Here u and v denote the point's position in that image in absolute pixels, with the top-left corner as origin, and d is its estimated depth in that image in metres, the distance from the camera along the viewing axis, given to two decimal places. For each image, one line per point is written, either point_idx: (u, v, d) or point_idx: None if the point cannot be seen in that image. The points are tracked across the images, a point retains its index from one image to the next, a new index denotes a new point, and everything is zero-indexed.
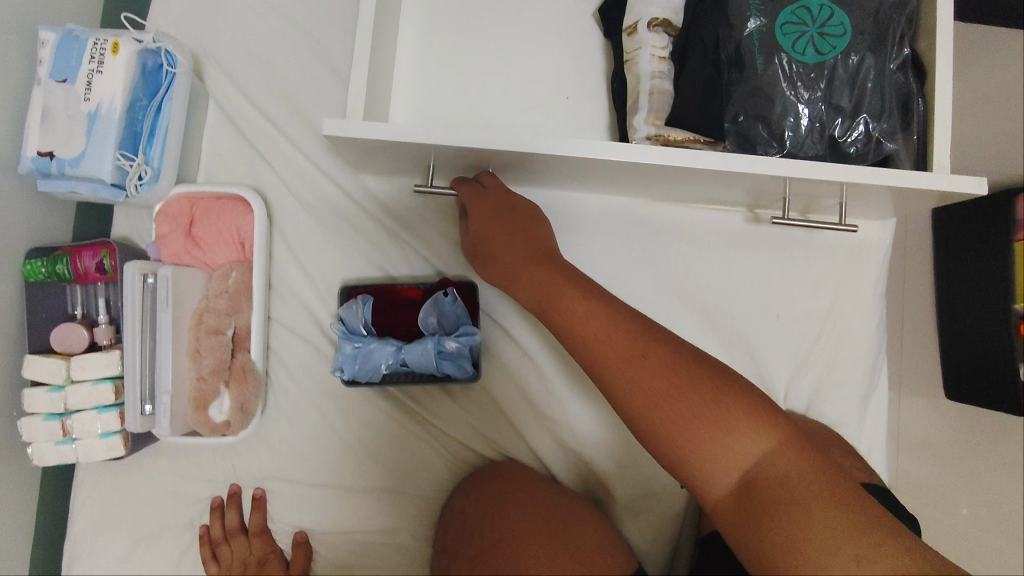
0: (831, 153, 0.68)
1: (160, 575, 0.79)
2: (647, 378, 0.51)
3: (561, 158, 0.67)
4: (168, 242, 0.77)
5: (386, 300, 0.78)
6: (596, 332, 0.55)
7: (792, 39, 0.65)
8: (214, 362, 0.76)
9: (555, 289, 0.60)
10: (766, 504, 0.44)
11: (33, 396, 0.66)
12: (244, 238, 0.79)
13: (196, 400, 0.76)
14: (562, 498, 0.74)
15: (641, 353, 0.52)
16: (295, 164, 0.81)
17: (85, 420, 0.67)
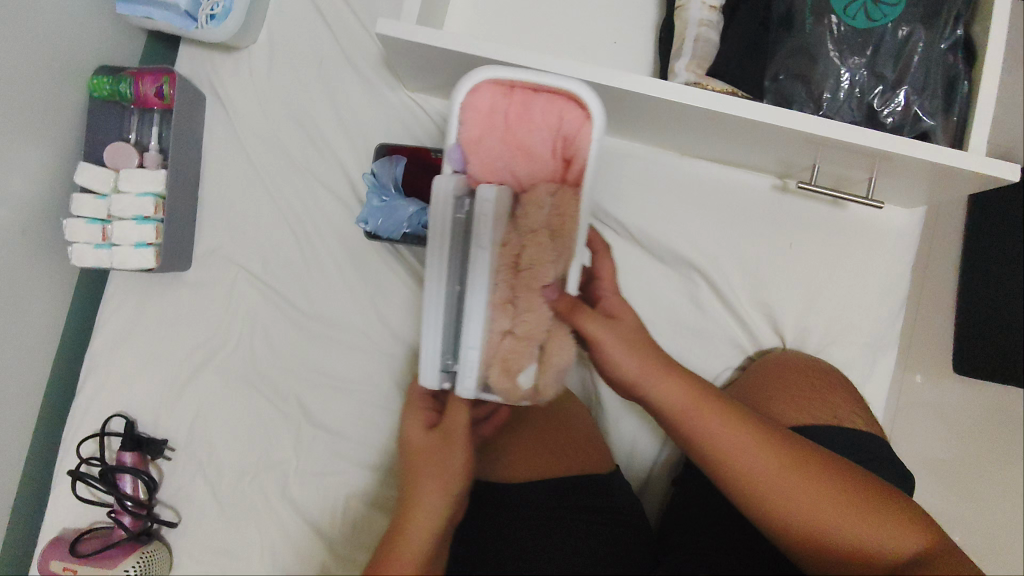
0: (866, 123, 0.67)
1: (153, 402, 0.80)
2: (772, 471, 0.52)
3: (602, 91, 0.68)
4: (478, 150, 0.57)
5: (415, 165, 0.75)
6: (707, 421, 0.54)
7: (845, 2, 0.64)
8: (537, 320, 0.54)
9: (656, 373, 0.56)
10: None
11: (80, 199, 0.73)
12: (575, 150, 0.57)
13: (497, 363, 0.54)
14: (551, 392, 0.76)
15: (745, 432, 0.54)
16: (350, 26, 0.80)
17: (125, 228, 0.73)
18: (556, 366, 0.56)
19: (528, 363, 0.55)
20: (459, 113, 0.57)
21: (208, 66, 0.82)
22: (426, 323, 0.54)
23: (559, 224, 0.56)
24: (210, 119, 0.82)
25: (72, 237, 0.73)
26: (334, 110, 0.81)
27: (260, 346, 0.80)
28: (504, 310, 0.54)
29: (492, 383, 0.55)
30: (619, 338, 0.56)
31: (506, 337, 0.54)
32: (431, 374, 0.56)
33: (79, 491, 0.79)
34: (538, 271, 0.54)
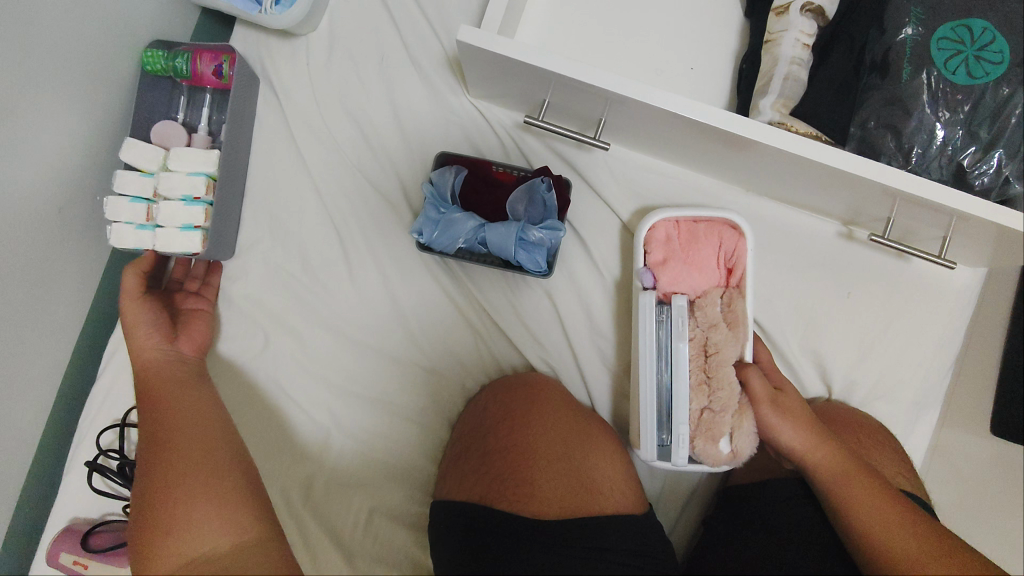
0: (953, 182, 0.65)
1: None
2: (896, 528, 0.58)
3: (683, 125, 0.64)
4: (665, 269, 0.72)
5: (477, 178, 0.72)
6: (835, 475, 0.62)
7: (945, 56, 0.62)
8: (729, 394, 0.67)
9: (800, 427, 0.65)
10: None
11: (125, 176, 0.69)
12: (736, 262, 0.72)
13: (702, 433, 0.67)
14: (586, 423, 0.72)
15: (888, 506, 0.59)
16: (417, 25, 0.77)
17: (172, 209, 0.69)
18: (744, 429, 0.66)
19: (725, 428, 0.66)
20: (643, 245, 0.73)
21: (265, 53, 0.79)
22: (643, 411, 0.68)
23: (734, 316, 0.70)
24: (261, 106, 0.79)
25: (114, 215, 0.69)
26: (393, 110, 0.77)
27: (293, 347, 0.77)
28: (700, 389, 0.69)
29: (697, 450, 0.67)
30: (773, 393, 0.68)
31: (702, 409, 0.68)
32: (650, 450, 0.68)
33: (94, 483, 0.75)
34: (721, 353, 0.69)
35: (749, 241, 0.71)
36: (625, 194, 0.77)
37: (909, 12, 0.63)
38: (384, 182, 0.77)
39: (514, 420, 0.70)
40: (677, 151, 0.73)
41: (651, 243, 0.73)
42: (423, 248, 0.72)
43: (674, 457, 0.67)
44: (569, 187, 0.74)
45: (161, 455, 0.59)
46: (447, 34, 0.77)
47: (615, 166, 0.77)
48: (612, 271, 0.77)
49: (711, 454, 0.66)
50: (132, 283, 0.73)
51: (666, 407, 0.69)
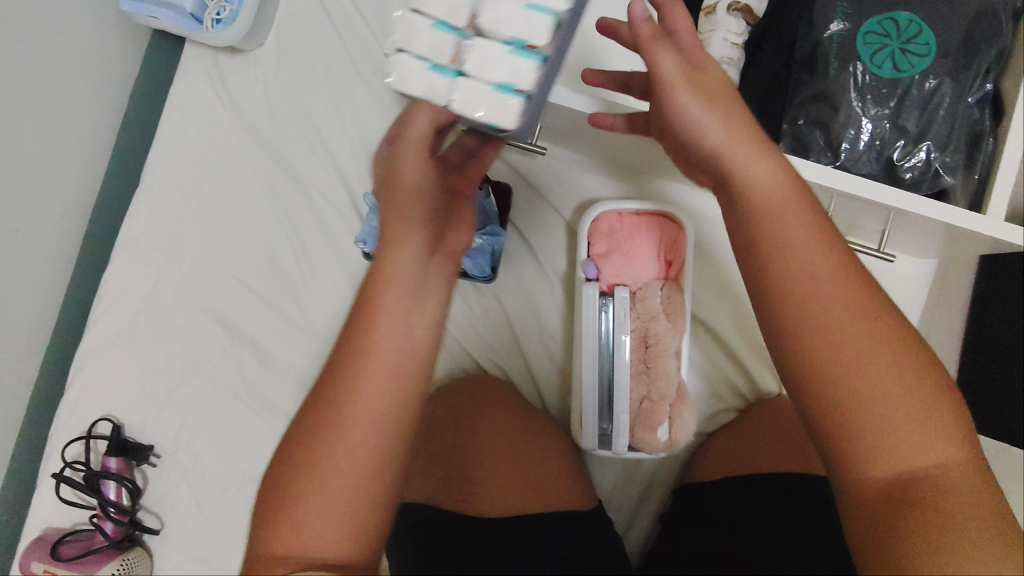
0: (885, 177, 0.65)
1: (135, 408, 0.78)
2: (908, 436, 0.39)
3: (619, 130, 0.66)
4: (608, 261, 0.71)
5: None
6: (860, 319, 0.40)
7: (871, 50, 0.63)
8: (668, 383, 0.69)
9: (814, 234, 0.42)
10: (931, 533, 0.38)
11: (409, 19, 0.41)
12: (676, 255, 0.71)
13: (641, 422, 0.68)
14: (534, 423, 0.74)
15: (915, 423, 0.39)
16: (361, 37, 0.78)
17: (489, 51, 0.41)
18: (685, 417, 0.68)
19: (664, 417, 0.68)
20: (587, 236, 0.72)
21: (215, 71, 0.81)
22: (585, 402, 0.68)
23: (673, 306, 0.70)
24: (213, 120, 0.81)
25: (397, 63, 0.42)
26: (340, 121, 0.79)
27: (249, 356, 0.79)
28: (640, 378, 0.70)
29: (637, 439, 0.68)
30: (773, 185, 0.43)
31: (642, 398, 0.69)
32: (591, 439, 0.68)
33: (63, 493, 0.78)
34: (660, 344, 0.70)
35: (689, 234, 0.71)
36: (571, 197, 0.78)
37: (836, 7, 0.64)
38: (333, 190, 0.79)
39: (470, 423, 0.72)
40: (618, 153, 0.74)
41: (595, 234, 0.72)
42: (370, 258, 0.74)
43: (614, 446, 0.68)
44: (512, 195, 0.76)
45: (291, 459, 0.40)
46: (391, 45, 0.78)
47: (559, 170, 0.78)
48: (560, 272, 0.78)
49: (649, 441, 0.68)
50: (423, 128, 0.41)
51: (606, 399, 0.68)
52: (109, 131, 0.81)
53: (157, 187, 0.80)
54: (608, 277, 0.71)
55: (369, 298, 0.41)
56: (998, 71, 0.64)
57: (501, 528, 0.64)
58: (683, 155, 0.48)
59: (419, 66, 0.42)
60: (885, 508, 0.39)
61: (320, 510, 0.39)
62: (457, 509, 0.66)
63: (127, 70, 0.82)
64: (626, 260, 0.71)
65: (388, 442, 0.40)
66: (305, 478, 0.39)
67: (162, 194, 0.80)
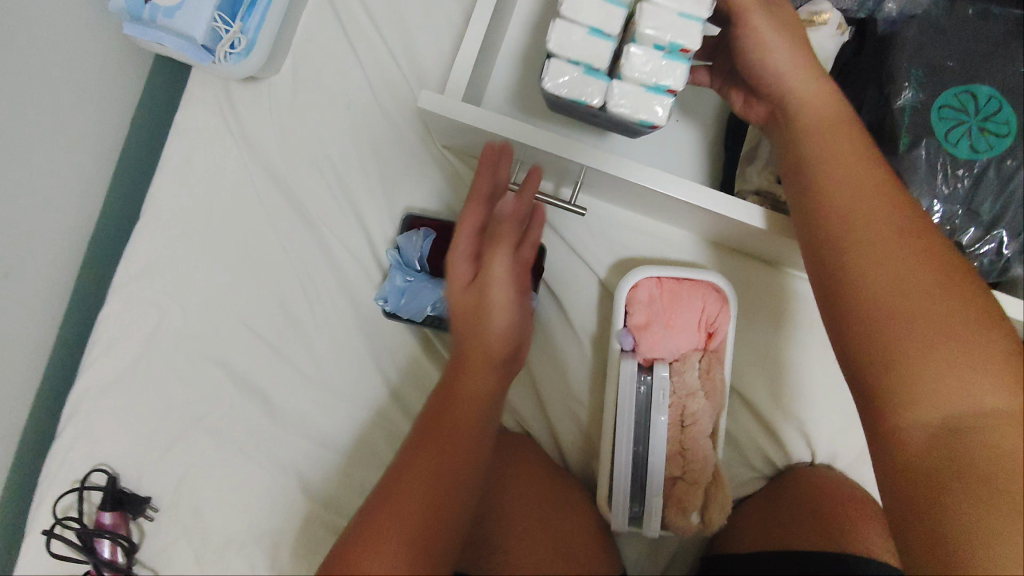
0: None
1: (133, 458, 0.74)
2: (944, 359, 0.38)
3: (669, 199, 0.62)
4: (647, 333, 0.66)
5: (445, 241, 0.70)
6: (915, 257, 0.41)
7: (947, 125, 0.58)
8: (703, 466, 0.65)
9: (864, 173, 0.47)
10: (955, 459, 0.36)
11: (572, 29, 0.50)
12: (717, 327, 0.67)
13: (673, 504, 0.64)
14: (561, 493, 0.69)
15: (967, 362, 0.37)
16: (386, 69, 0.73)
17: (646, 60, 0.51)
18: (723, 505, 0.64)
19: (698, 501, 0.64)
20: (625, 304, 0.67)
21: (227, 98, 0.75)
22: (616, 485, 0.63)
23: (713, 382, 0.66)
24: (221, 151, 0.75)
25: (562, 43, 0.51)
26: (360, 159, 0.73)
27: (257, 408, 0.74)
28: (674, 459, 0.66)
29: (669, 522, 0.64)
30: (836, 125, 0.50)
31: (675, 481, 0.65)
32: (619, 524, 0.64)
33: (53, 546, 0.73)
34: (696, 425, 0.66)
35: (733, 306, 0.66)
36: (602, 254, 0.73)
37: (909, 74, 0.59)
38: (350, 233, 0.74)
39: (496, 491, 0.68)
40: (660, 211, 0.69)
41: (633, 303, 0.67)
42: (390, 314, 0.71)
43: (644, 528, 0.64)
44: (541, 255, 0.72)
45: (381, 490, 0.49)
46: (417, 80, 0.73)
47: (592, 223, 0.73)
48: (590, 330, 0.73)
49: (683, 525, 0.64)
50: (503, 265, 0.56)
51: (639, 479, 0.64)
52: (107, 158, 0.75)
53: (159, 222, 0.75)
54: (644, 351, 0.66)
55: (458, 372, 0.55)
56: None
57: None
58: (748, 92, 0.58)
59: (574, 72, 0.52)
60: (936, 460, 0.37)
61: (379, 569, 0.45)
62: None
63: (128, 93, 0.76)
64: (664, 330, 0.67)
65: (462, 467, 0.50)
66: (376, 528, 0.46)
67: (165, 230, 0.75)
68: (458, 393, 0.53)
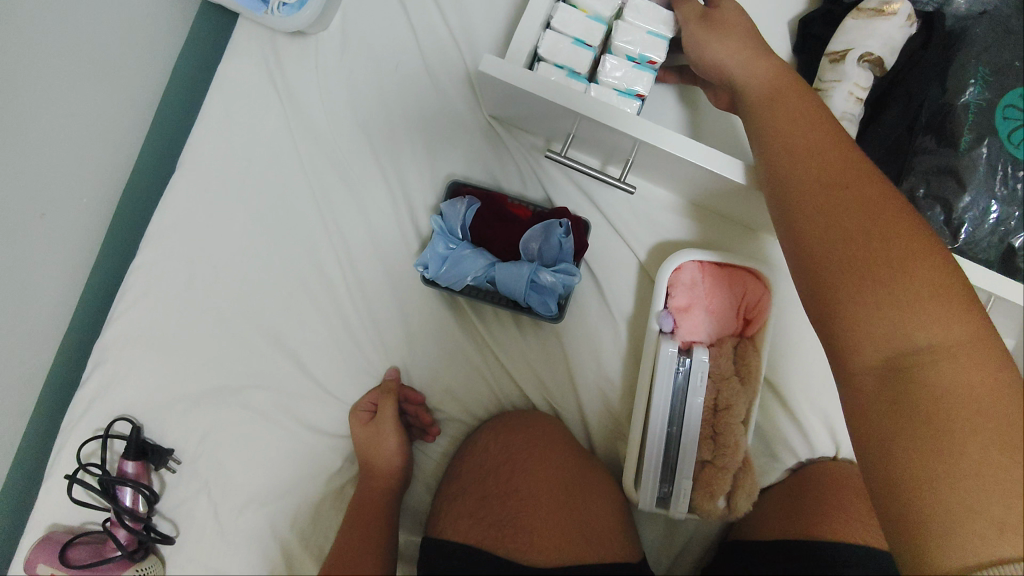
0: (1001, 264, 0.60)
1: (157, 409, 0.73)
2: (874, 303, 0.37)
3: (718, 183, 0.62)
4: (688, 316, 0.67)
5: (490, 211, 0.68)
6: (853, 204, 0.41)
7: (1010, 126, 0.58)
8: (735, 452, 0.64)
9: (796, 126, 0.47)
10: (898, 400, 0.36)
11: (558, 40, 0.60)
12: (756, 314, 0.68)
13: (702, 488, 0.64)
14: (586, 474, 0.68)
15: (899, 305, 0.37)
16: (438, 34, 0.72)
17: (620, 68, 0.60)
18: (750, 489, 0.64)
19: (728, 486, 0.64)
20: (666, 286, 0.67)
21: (273, 53, 0.74)
22: (647, 461, 0.64)
23: (749, 369, 0.66)
24: (263, 106, 0.73)
25: (552, 50, 0.60)
26: (403, 123, 0.72)
27: (286, 368, 0.73)
28: (705, 443, 0.66)
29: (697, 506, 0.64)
30: (781, 92, 0.49)
31: (704, 465, 0.65)
32: (647, 500, 0.64)
33: (72, 491, 0.73)
34: (729, 411, 0.65)
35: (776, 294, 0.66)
36: (641, 235, 0.73)
37: (975, 72, 0.59)
38: (389, 198, 0.73)
39: (513, 465, 0.67)
40: (706, 196, 0.69)
41: (675, 285, 0.68)
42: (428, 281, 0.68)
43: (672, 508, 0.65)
44: (586, 229, 0.70)
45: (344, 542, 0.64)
46: (468, 46, 0.72)
47: (635, 204, 0.73)
48: (626, 312, 0.73)
49: (710, 509, 0.63)
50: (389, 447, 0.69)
51: (669, 459, 0.65)
52: (147, 106, 0.74)
53: (196, 174, 0.74)
54: (683, 335, 0.66)
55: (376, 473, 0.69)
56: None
57: None
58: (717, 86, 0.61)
59: (558, 73, 0.61)
60: (882, 404, 0.37)
61: None
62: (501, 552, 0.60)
63: (170, 40, 0.74)
64: (705, 314, 0.67)
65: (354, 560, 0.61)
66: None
67: (203, 183, 0.74)
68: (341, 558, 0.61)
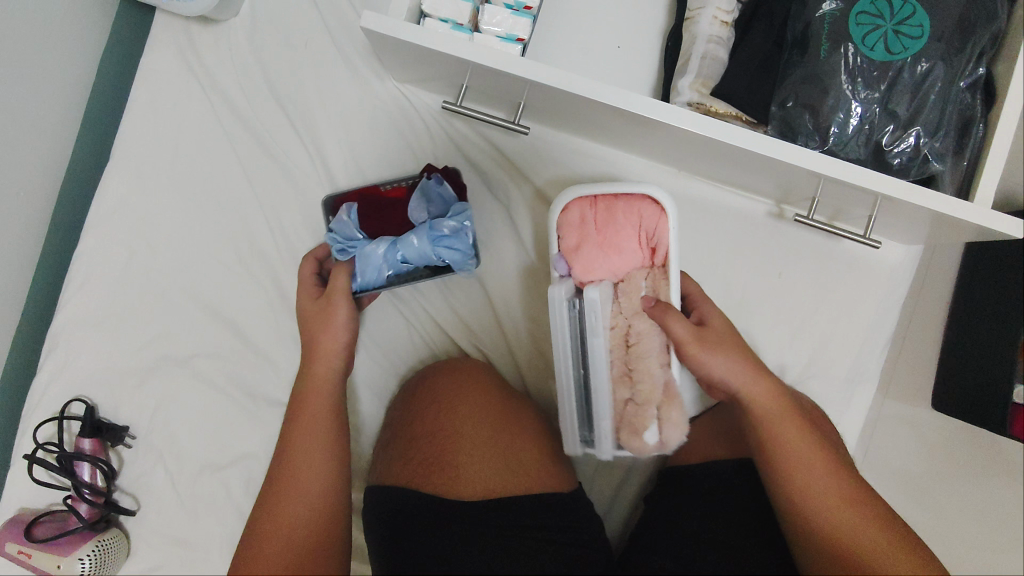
0: (872, 160, 0.63)
1: (109, 388, 0.77)
2: (798, 479, 0.59)
3: (603, 111, 0.65)
4: (578, 256, 0.70)
5: (370, 206, 0.71)
6: (750, 385, 0.63)
7: (864, 31, 0.61)
8: (652, 385, 0.68)
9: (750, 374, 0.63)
10: (791, 505, 0.60)
11: None
12: (657, 240, 0.70)
13: (625, 427, 0.68)
14: (514, 407, 0.72)
15: (798, 443, 0.61)
16: (340, 8, 0.76)
17: (499, 16, 0.65)
18: (677, 422, 0.67)
19: (651, 419, 0.67)
20: (557, 229, 0.71)
21: (188, 42, 0.78)
22: (563, 413, 0.68)
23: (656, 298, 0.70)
24: (185, 93, 0.78)
25: (434, 4, 0.64)
26: (319, 97, 0.77)
27: (229, 337, 0.77)
28: (623, 382, 0.70)
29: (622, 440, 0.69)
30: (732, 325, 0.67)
31: (625, 402, 0.69)
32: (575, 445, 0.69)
33: (36, 473, 0.77)
34: (636, 355, 0.69)
35: (670, 217, 0.68)
36: (551, 180, 0.77)
37: None
38: (312, 167, 0.77)
39: (442, 407, 0.70)
40: (604, 134, 0.73)
41: (564, 226, 0.71)
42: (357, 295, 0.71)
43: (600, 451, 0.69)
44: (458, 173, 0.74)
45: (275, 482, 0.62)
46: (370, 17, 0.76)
47: (542, 151, 0.77)
48: (544, 257, 0.77)
49: (638, 447, 0.68)
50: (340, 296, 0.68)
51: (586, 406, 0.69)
52: (77, 103, 0.78)
53: (130, 162, 0.78)
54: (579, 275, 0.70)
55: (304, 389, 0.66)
56: (991, 56, 0.63)
57: (476, 511, 0.63)
58: None
59: (443, 25, 0.65)
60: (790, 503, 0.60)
61: (276, 551, 0.58)
62: (435, 491, 0.65)
63: (93, 40, 0.79)
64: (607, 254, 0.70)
65: (315, 509, 0.61)
66: (272, 535, 0.58)
67: (137, 170, 0.78)
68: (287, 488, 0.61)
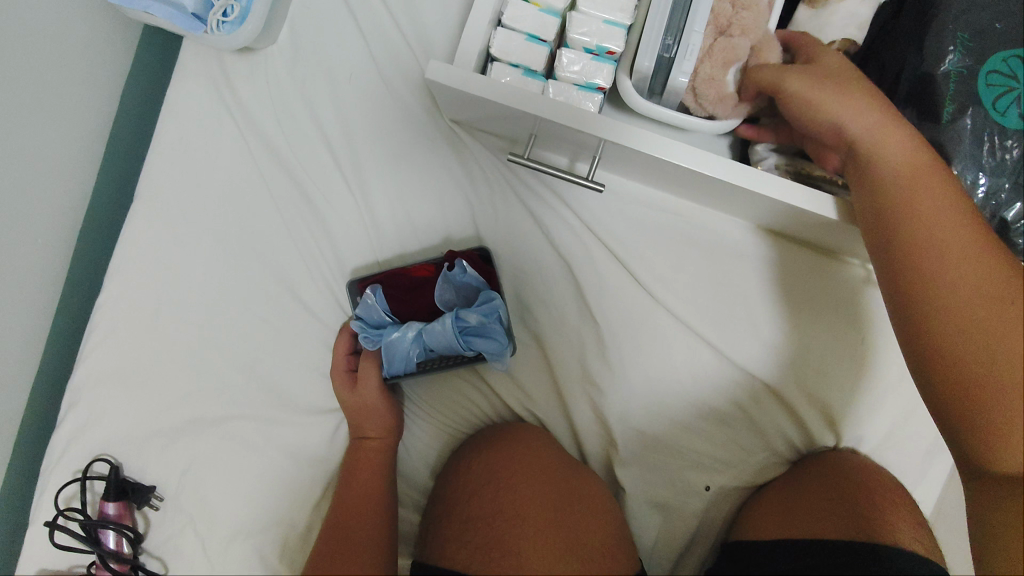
0: (996, 238, 0.57)
1: (132, 448, 0.70)
2: (926, 287, 0.45)
3: (684, 173, 0.59)
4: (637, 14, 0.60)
5: (396, 286, 0.67)
6: (864, 135, 0.50)
7: (996, 94, 0.54)
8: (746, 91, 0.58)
9: (892, 168, 0.49)
10: (922, 354, 0.45)
11: (511, 36, 0.57)
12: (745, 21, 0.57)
13: (712, 55, 0.57)
14: (575, 479, 0.67)
15: (929, 272, 0.45)
16: (390, 40, 0.70)
17: (576, 61, 0.58)
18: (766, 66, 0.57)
19: (742, 56, 0.57)
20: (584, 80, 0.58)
21: (225, 75, 0.73)
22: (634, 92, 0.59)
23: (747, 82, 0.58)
24: (217, 129, 0.72)
25: (505, 48, 0.57)
26: (364, 133, 0.70)
27: (264, 395, 0.71)
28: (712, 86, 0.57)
29: (699, 80, 0.58)
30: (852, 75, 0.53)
31: (699, 69, 0.57)
32: (648, 57, 0.58)
33: (57, 537, 0.69)
34: (712, 86, 0.57)
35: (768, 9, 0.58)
36: (612, 228, 0.71)
37: (953, 37, 0.54)
38: (355, 210, 0.71)
39: (497, 483, 0.65)
40: (680, 187, 0.67)
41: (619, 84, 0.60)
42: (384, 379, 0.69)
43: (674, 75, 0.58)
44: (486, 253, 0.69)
45: (326, 553, 0.59)
46: (422, 48, 0.70)
47: (606, 199, 0.72)
48: (609, 315, 0.70)
49: (718, 99, 0.58)
50: (373, 379, 0.68)
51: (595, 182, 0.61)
52: (99, 135, 0.72)
53: (159, 202, 0.72)
54: (592, 143, 0.62)
55: (351, 476, 0.66)
56: None
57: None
58: None
59: (515, 70, 0.58)
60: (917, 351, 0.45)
61: None
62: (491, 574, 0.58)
63: (115, 66, 0.72)
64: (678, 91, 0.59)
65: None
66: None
67: (165, 210, 0.72)
68: (336, 559, 0.58)
